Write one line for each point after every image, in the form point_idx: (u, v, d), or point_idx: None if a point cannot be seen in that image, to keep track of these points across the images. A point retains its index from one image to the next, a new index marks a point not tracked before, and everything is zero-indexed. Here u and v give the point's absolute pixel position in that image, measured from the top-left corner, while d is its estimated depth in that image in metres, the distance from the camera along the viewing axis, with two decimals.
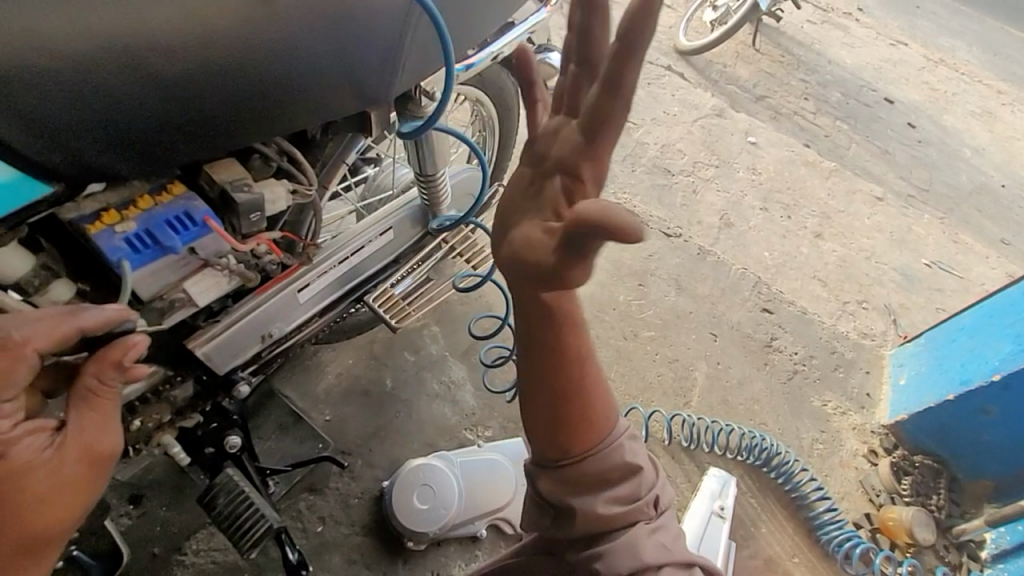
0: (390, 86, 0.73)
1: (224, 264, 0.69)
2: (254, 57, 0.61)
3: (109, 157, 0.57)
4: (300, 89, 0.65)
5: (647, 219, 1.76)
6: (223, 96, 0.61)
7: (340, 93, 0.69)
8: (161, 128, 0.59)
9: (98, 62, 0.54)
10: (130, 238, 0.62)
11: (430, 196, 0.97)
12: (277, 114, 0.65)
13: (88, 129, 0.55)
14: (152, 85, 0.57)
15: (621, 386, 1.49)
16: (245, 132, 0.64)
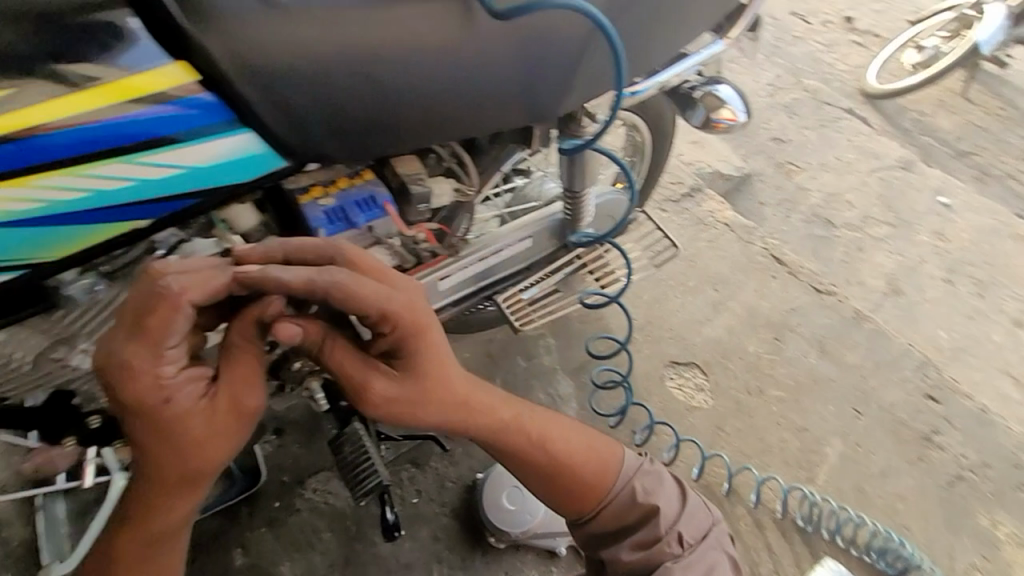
0: (563, 103, 0.78)
1: (391, 243, 0.80)
2: (455, 69, 0.70)
3: (328, 140, 0.70)
4: (485, 99, 0.73)
5: (798, 270, 1.61)
6: (421, 98, 0.70)
7: (515, 103, 0.75)
8: (371, 121, 0.70)
9: (338, 62, 0.65)
10: (327, 210, 0.75)
11: (572, 212, 1.01)
12: (461, 116, 0.73)
13: (319, 116, 0.68)
14: (370, 85, 0.67)
15: (736, 442, 1.37)
16: (432, 130, 0.73)
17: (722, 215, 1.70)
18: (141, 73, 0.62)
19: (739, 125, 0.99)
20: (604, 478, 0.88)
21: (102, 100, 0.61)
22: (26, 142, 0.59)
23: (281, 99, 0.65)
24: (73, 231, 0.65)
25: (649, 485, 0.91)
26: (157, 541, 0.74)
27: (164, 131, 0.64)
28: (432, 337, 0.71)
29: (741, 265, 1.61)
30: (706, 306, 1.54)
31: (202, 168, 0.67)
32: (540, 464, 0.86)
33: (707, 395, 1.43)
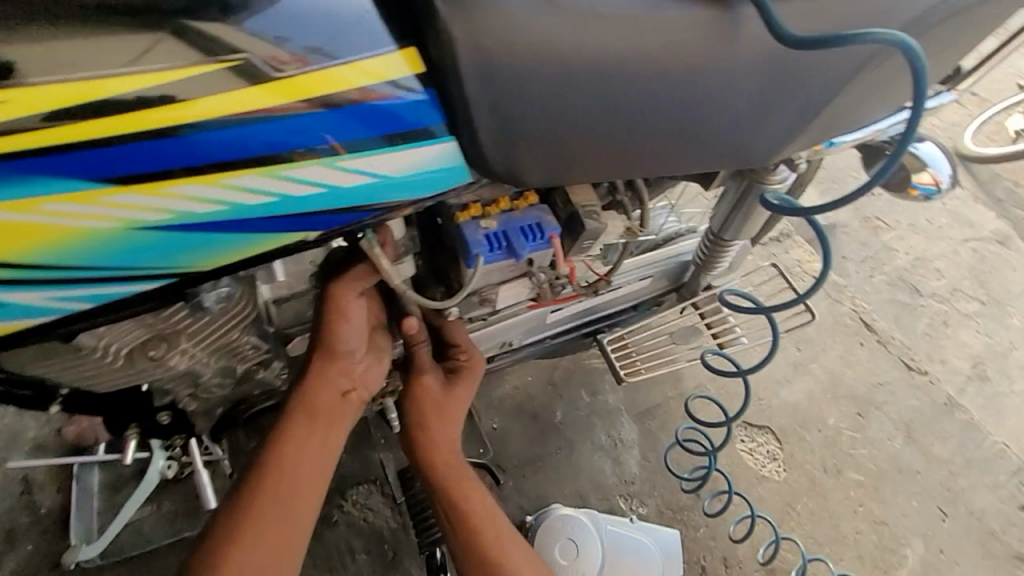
0: (793, 151, 0.56)
1: (541, 280, 0.60)
2: (700, 101, 0.47)
3: (523, 161, 0.47)
4: (710, 148, 0.52)
5: (886, 340, 1.69)
6: (666, 128, 0.49)
7: (747, 148, 0.53)
8: (578, 147, 0.47)
9: (569, 76, 0.43)
10: (490, 235, 0.54)
11: (705, 258, 0.88)
12: (702, 149, 0.52)
13: (526, 148, 0.46)
14: (630, 107, 0.46)
15: (806, 523, 1.35)
16: (637, 168, 0.51)
17: (808, 267, 1.80)
18: (358, 52, 0.45)
19: (941, 191, 0.73)
20: None
21: (264, 104, 0.44)
22: (166, 138, 0.43)
23: (512, 115, 0.43)
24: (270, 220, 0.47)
25: None
26: (335, 405, 0.64)
27: (336, 134, 0.46)
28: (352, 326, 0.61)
29: (825, 326, 1.68)
30: (784, 367, 1.57)
31: (405, 182, 0.49)
32: (466, 541, 0.70)
33: (780, 465, 1.42)
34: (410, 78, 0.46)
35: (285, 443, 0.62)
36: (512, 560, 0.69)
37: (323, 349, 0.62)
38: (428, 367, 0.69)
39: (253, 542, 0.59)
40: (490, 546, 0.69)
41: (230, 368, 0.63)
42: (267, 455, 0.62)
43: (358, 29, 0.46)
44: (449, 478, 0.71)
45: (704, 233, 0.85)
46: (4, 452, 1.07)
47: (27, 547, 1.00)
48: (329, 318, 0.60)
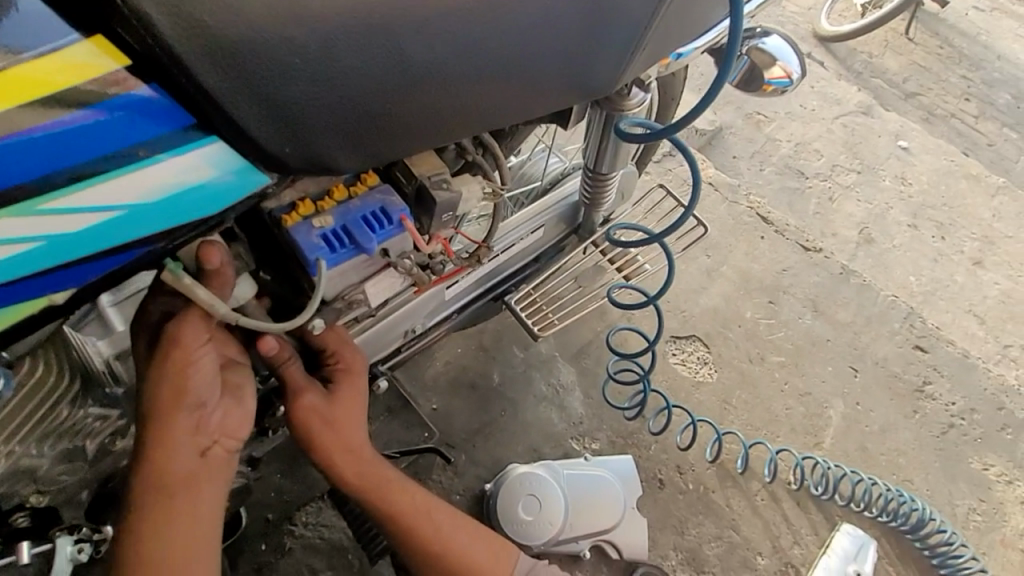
0: (628, 70, 0.55)
1: (410, 267, 0.54)
2: (504, 38, 0.46)
3: (328, 143, 0.45)
4: (537, 84, 0.50)
5: (782, 228, 1.78)
6: (468, 78, 0.46)
7: (576, 77, 0.52)
8: (386, 115, 0.45)
9: (347, 42, 0.41)
10: (327, 234, 0.49)
11: (593, 195, 0.82)
12: (528, 88, 0.50)
13: (326, 125, 0.44)
14: (413, 62, 0.44)
15: (743, 414, 1.43)
16: (464, 122, 0.50)
17: (703, 174, 1.85)
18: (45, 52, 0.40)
19: (793, 86, 0.73)
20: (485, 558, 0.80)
21: None
22: None
23: (287, 109, 0.42)
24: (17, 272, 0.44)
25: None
26: (202, 465, 0.61)
27: (59, 163, 0.42)
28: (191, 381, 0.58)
29: (728, 227, 1.75)
30: (700, 275, 1.64)
31: (165, 203, 0.47)
32: (405, 533, 0.77)
33: (711, 367, 1.50)
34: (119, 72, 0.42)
35: (160, 525, 0.60)
36: (449, 534, 0.79)
37: (163, 413, 0.58)
38: (305, 384, 0.68)
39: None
40: (428, 532, 0.78)
41: (75, 449, 0.65)
42: (143, 543, 0.59)
43: (40, 26, 0.41)
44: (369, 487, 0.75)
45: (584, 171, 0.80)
46: None
47: None
48: (174, 376, 0.57)
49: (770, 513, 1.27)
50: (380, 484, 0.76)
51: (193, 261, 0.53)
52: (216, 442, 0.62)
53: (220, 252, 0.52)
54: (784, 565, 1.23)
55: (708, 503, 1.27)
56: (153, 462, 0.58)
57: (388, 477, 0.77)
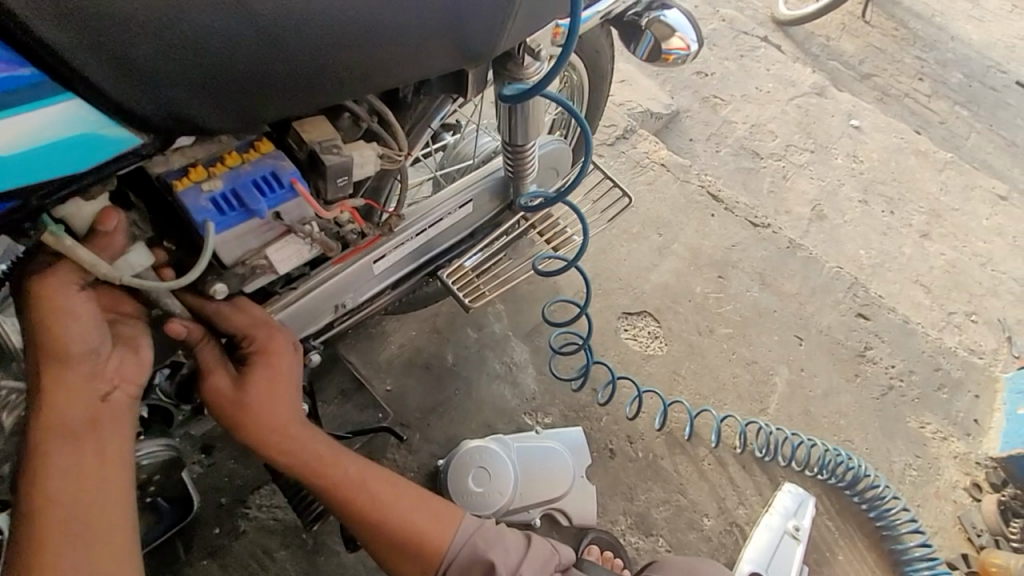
0: (500, 40, 0.61)
1: (310, 232, 0.59)
2: (363, 9, 0.53)
3: (199, 106, 0.52)
4: (403, 51, 0.57)
5: (732, 205, 1.82)
6: (327, 59, 0.54)
7: (441, 45, 0.59)
8: (255, 77, 0.52)
9: (215, 16, 0.48)
10: (215, 198, 0.55)
11: (515, 168, 0.85)
12: (396, 55, 0.57)
13: (197, 89, 0.51)
14: (271, 44, 0.51)
15: (692, 384, 1.49)
16: (336, 86, 0.56)
17: (658, 156, 1.89)
18: None
19: (692, 57, 0.77)
20: (427, 518, 0.81)
21: None
22: None
23: (158, 76, 0.49)
24: None
25: (485, 542, 0.81)
26: (99, 412, 0.65)
27: None
28: (69, 327, 0.62)
29: (681, 206, 1.80)
30: (653, 253, 1.68)
31: (45, 149, 0.49)
32: (342, 501, 0.78)
33: (662, 341, 1.54)
34: None
35: (61, 469, 0.63)
36: (387, 500, 0.80)
37: (51, 360, 0.62)
38: (214, 365, 0.73)
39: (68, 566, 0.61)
40: (364, 499, 0.79)
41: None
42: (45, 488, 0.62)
43: None
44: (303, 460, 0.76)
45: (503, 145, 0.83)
46: None
47: None
48: (53, 324, 0.61)
49: (716, 477, 1.32)
50: (311, 457, 0.77)
51: (83, 224, 0.57)
52: (104, 392, 0.65)
53: (118, 218, 0.58)
54: (731, 527, 1.28)
55: (657, 470, 1.31)
56: (47, 411, 0.63)
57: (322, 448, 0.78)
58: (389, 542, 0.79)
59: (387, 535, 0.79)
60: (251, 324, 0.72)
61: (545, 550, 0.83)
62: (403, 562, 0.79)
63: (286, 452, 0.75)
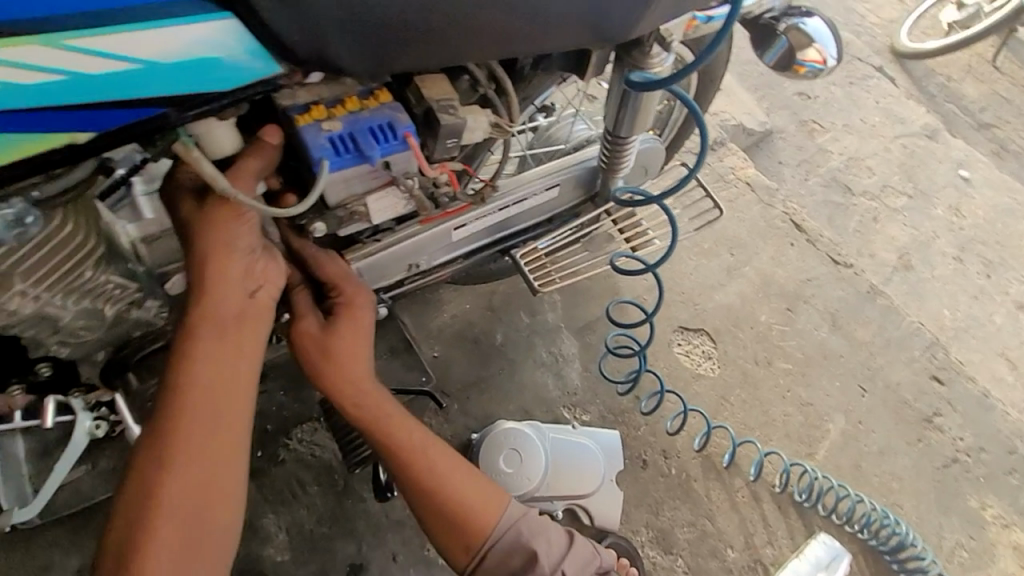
0: (638, 25, 0.60)
1: (411, 187, 0.61)
2: None
3: (338, 43, 0.52)
4: (543, 20, 0.56)
5: (815, 237, 1.73)
6: (466, 8, 0.52)
7: (579, 22, 0.57)
8: (396, 23, 0.51)
9: None
10: (332, 137, 0.57)
11: (611, 159, 0.83)
12: (535, 24, 0.56)
13: (339, 25, 0.50)
14: None
15: (739, 412, 1.43)
16: (471, 44, 0.55)
17: (744, 173, 1.81)
18: None
19: (827, 71, 0.73)
20: (483, 495, 0.74)
21: None
22: None
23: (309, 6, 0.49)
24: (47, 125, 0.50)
25: (535, 528, 0.73)
26: (249, 305, 0.65)
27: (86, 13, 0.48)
28: (238, 229, 0.64)
29: (760, 229, 1.72)
30: (721, 272, 1.62)
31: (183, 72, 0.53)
32: (402, 466, 0.74)
33: (715, 362, 1.49)
34: None
35: (194, 359, 0.62)
36: (449, 470, 0.74)
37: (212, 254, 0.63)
38: (305, 310, 0.73)
39: (183, 456, 0.59)
40: (426, 468, 0.73)
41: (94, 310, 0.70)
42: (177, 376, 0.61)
43: None
44: (370, 414, 0.74)
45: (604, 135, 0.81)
46: None
47: None
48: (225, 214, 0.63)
49: (748, 511, 1.28)
50: (379, 412, 0.74)
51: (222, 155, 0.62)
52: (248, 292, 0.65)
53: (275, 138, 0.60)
54: (755, 565, 1.24)
55: (687, 491, 1.28)
56: (201, 301, 0.63)
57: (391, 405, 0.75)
58: (441, 518, 0.73)
59: (442, 510, 0.72)
60: (343, 271, 0.74)
61: (585, 552, 0.74)
62: (452, 543, 0.72)
63: (356, 401, 0.73)
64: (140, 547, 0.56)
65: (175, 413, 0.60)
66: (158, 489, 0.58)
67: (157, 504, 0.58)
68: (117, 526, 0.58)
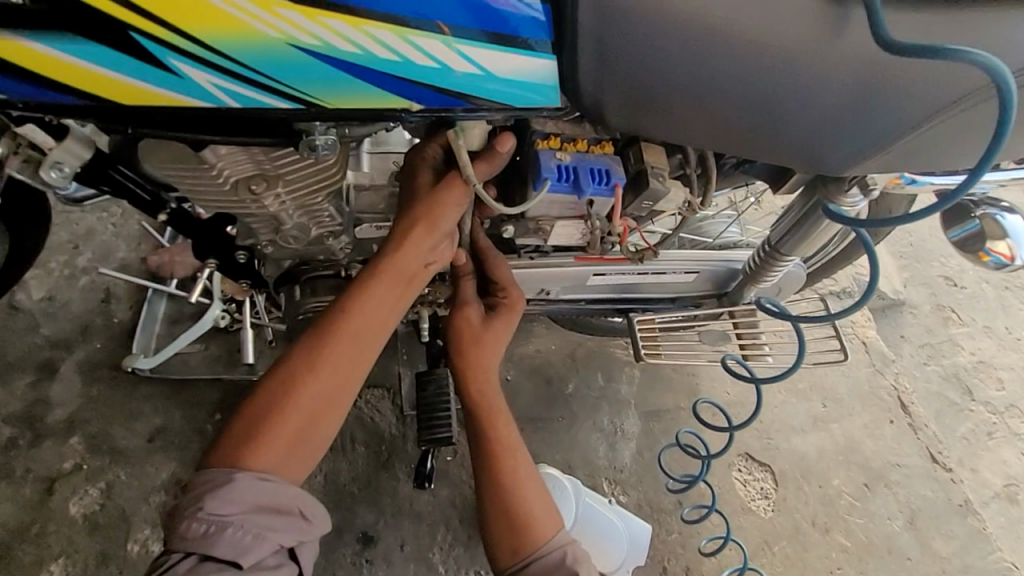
0: (857, 166, 0.58)
1: (596, 227, 0.65)
2: (785, 89, 0.51)
3: (596, 90, 0.51)
4: (781, 137, 0.55)
5: (919, 425, 1.61)
6: (753, 96, 0.51)
7: (808, 150, 0.57)
8: (653, 94, 0.51)
9: (661, 32, 0.48)
10: (561, 166, 0.59)
11: (754, 269, 0.88)
12: (772, 138, 0.55)
13: (603, 77, 0.50)
14: (685, 73, 0.50)
15: (777, 566, 1.35)
16: (707, 136, 0.55)
17: (863, 333, 1.74)
18: None
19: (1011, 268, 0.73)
20: (547, 520, 0.74)
21: None
22: None
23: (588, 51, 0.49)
24: (344, 93, 0.51)
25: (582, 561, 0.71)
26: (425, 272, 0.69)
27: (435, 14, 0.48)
28: (450, 212, 0.66)
29: (862, 394, 1.63)
30: (806, 418, 1.55)
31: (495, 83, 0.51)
32: (488, 463, 0.76)
33: (770, 504, 1.42)
34: None
35: (364, 296, 0.67)
36: (527, 486, 0.75)
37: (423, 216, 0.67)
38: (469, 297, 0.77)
39: (323, 372, 0.65)
40: (509, 476, 0.75)
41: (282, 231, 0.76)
42: (346, 302, 0.67)
43: None
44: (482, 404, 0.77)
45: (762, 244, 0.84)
46: (96, 262, 1.23)
47: (95, 344, 1.16)
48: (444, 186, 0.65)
49: None
50: (488, 407, 0.77)
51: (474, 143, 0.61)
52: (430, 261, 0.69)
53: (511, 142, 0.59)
54: None
55: None
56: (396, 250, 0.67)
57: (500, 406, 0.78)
58: (504, 523, 0.74)
59: (507, 517, 0.74)
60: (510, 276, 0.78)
61: None
62: (504, 548, 0.73)
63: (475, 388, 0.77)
64: (263, 427, 0.62)
65: (336, 331, 0.66)
66: (297, 386, 0.64)
67: (289, 400, 0.64)
68: (253, 400, 0.64)
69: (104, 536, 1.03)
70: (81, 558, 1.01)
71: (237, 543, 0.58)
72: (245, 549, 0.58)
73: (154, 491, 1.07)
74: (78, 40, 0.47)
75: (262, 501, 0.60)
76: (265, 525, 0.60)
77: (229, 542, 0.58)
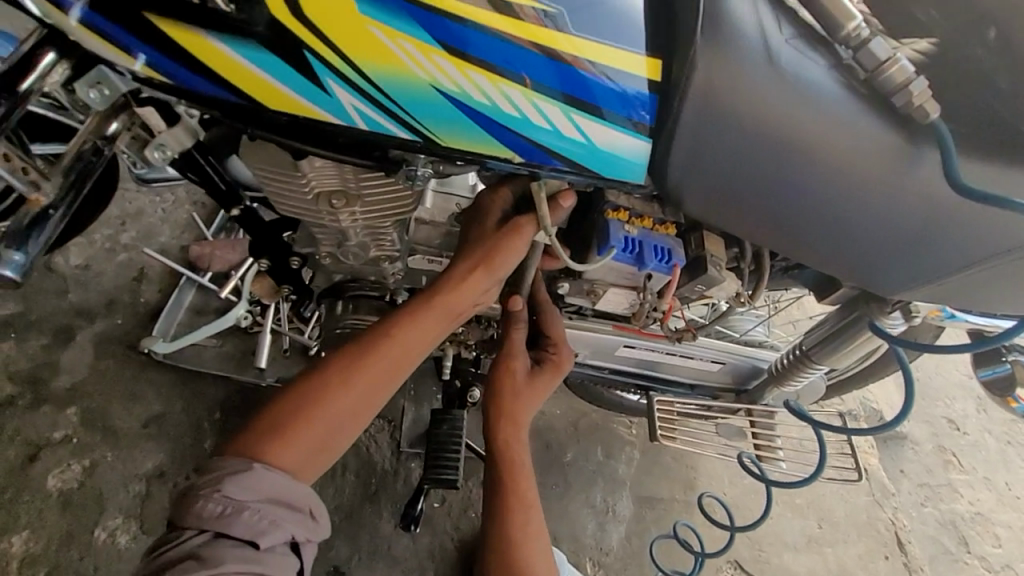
0: (905, 292, 0.62)
1: (645, 300, 0.68)
2: (853, 212, 0.55)
3: (681, 181, 0.56)
4: (841, 253, 0.60)
5: (914, 567, 1.55)
6: (826, 213, 0.56)
7: (862, 269, 0.61)
8: (733, 193, 0.56)
9: (753, 144, 0.53)
10: (628, 238, 0.63)
11: (778, 371, 0.90)
12: (831, 251, 0.60)
13: (691, 171, 0.55)
14: (767, 181, 0.55)
15: None
16: (774, 239, 0.60)
17: (867, 458, 1.70)
18: (611, 40, 0.51)
19: None
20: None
21: (505, 27, 0.50)
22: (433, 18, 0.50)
23: (681, 148, 0.54)
24: (460, 136, 0.55)
25: None
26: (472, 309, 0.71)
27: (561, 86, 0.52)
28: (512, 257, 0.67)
29: (860, 522, 1.58)
30: (799, 536, 1.50)
31: (597, 155, 0.56)
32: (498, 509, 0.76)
33: None
34: (644, 80, 0.52)
35: (411, 326, 0.68)
36: (533, 539, 0.75)
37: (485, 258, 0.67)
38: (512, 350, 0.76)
39: (357, 384, 0.65)
40: (517, 527, 0.75)
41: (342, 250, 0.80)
42: (391, 327, 0.68)
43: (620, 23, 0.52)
44: (505, 450, 0.76)
45: (793, 347, 0.86)
46: (138, 241, 1.26)
47: (116, 319, 1.17)
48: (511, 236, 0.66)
49: None
50: (509, 453, 0.77)
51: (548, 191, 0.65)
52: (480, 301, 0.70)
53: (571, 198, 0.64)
54: None
55: None
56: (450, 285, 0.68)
57: (521, 456, 0.77)
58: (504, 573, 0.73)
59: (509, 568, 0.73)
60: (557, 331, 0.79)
61: None
62: None
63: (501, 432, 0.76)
64: (289, 427, 0.62)
65: (377, 348, 0.67)
66: (329, 394, 0.64)
67: (320, 406, 0.63)
68: (283, 398, 0.64)
69: (74, 517, 0.99)
70: (46, 535, 0.97)
71: (254, 524, 0.56)
72: (261, 531, 0.56)
73: (135, 479, 1.04)
74: (256, 49, 0.51)
75: (276, 496, 0.59)
76: (280, 513, 0.58)
77: (245, 524, 0.56)
